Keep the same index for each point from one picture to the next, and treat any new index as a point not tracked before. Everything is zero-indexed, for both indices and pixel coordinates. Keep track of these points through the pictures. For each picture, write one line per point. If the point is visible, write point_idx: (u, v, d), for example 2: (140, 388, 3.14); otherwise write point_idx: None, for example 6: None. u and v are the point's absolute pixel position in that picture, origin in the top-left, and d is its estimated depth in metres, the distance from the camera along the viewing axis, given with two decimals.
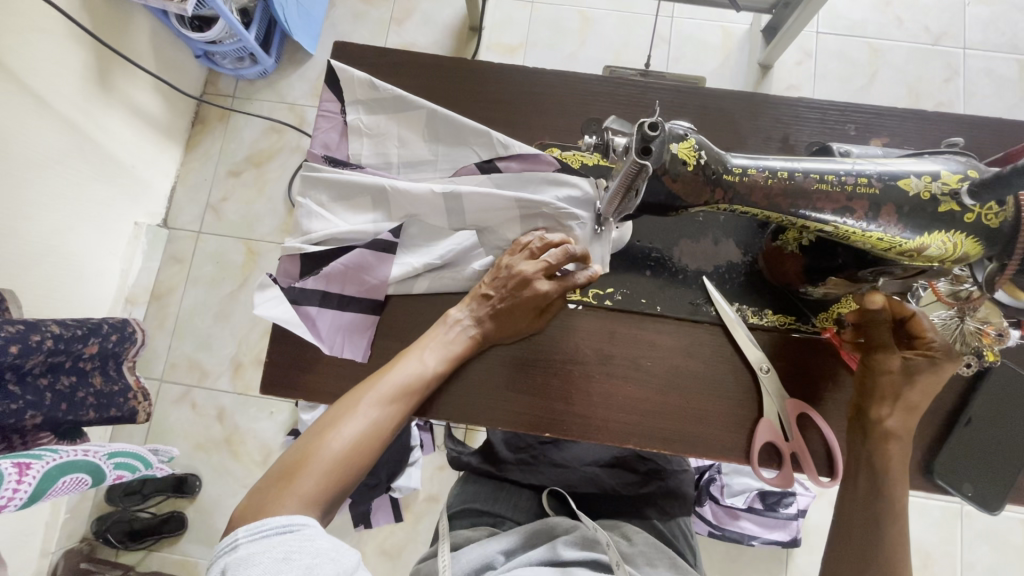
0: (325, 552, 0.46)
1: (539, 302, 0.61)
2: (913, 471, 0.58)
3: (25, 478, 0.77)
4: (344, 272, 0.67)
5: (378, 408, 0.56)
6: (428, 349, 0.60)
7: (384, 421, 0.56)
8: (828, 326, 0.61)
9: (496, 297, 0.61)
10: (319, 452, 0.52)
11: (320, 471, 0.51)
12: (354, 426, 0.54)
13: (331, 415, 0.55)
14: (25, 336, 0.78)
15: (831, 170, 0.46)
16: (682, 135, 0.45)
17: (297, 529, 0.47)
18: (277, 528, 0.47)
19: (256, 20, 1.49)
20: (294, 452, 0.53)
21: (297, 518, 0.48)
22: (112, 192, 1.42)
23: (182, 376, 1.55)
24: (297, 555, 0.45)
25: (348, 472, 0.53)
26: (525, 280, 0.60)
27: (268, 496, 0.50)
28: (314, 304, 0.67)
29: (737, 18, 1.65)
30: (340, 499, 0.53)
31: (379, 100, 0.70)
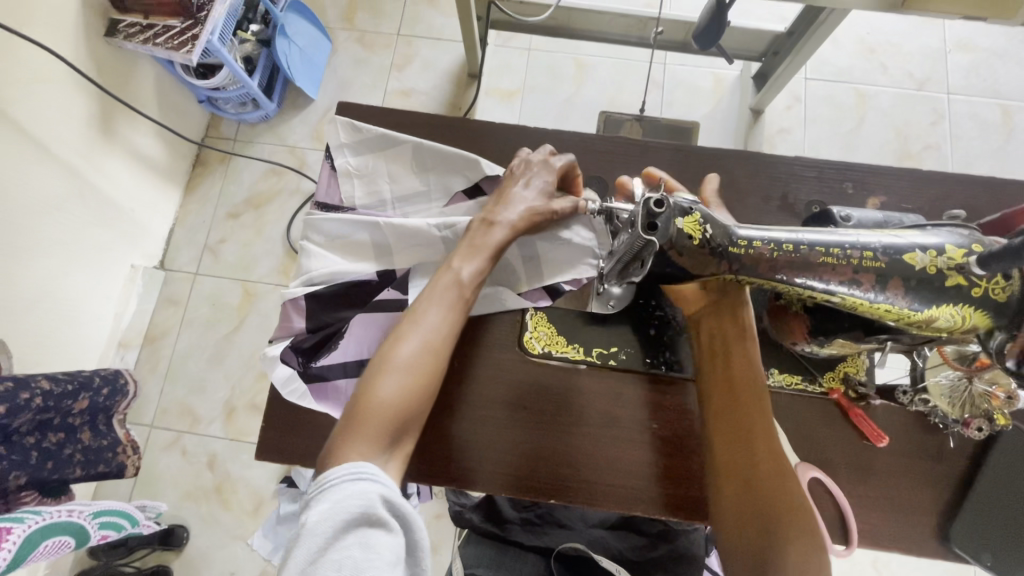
0: (388, 518, 0.46)
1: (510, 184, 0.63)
2: (927, 536, 0.57)
3: (5, 544, 0.74)
4: (360, 334, 0.65)
5: (421, 326, 0.56)
6: (459, 255, 0.59)
7: (433, 336, 0.55)
8: (835, 386, 0.60)
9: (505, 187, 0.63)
10: (385, 380, 0.52)
11: (382, 412, 0.51)
12: (405, 349, 0.54)
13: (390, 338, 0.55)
14: (14, 394, 0.77)
15: (836, 242, 0.43)
16: (687, 208, 0.43)
17: (363, 483, 0.47)
18: (346, 481, 0.47)
19: (259, 68, 1.55)
20: (355, 392, 0.52)
21: (363, 468, 0.47)
22: (109, 236, 1.41)
23: (173, 422, 1.51)
24: (361, 522, 0.44)
25: (409, 404, 0.53)
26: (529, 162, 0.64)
27: (347, 433, 0.50)
28: (342, 376, 0.64)
29: (729, 65, 1.70)
30: (409, 433, 0.53)
31: (365, 141, 0.72)
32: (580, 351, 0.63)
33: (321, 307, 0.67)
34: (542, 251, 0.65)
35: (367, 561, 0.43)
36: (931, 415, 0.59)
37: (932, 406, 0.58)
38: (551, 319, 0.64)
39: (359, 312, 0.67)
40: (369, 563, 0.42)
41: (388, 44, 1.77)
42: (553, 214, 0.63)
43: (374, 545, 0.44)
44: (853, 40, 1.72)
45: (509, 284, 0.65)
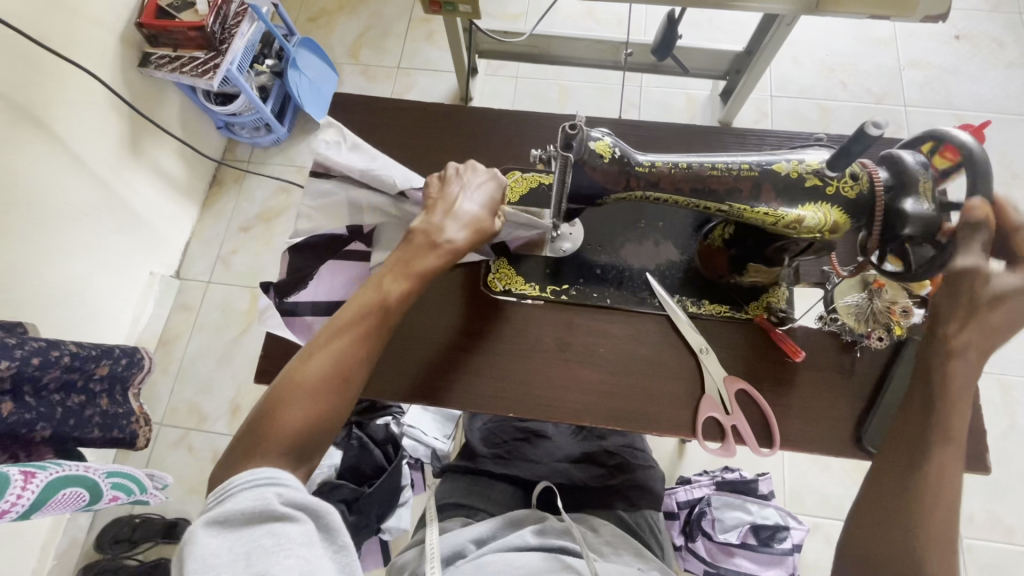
0: (290, 510, 0.48)
1: (451, 202, 0.66)
2: (844, 439, 0.64)
3: (29, 485, 0.82)
4: (330, 277, 0.75)
5: (341, 341, 0.57)
6: (389, 275, 0.61)
7: (346, 356, 0.57)
8: (760, 313, 0.69)
9: (443, 208, 0.65)
10: (292, 395, 0.54)
11: (287, 428, 0.53)
12: (316, 366, 0.56)
13: (305, 354, 0.57)
14: (46, 351, 0.87)
15: (720, 160, 0.54)
16: (599, 136, 0.54)
17: (264, 486, 0.49)
18: (244, 488, 0.49)
19: (272, 95, 1.73)
20: (261, 406, 0.54)
21: (263, 474, 0.50)
22: (131, 244, 1.55)
23: (181, 420, 1.60)
24: (262, 517, 0.47)
25: (319, 419, 0.54)
26: (474, 179, 0.68)
27: (250, 445, 0.52)
28: (310, 313, 0.73)
29: (699, 85, 1.86)
30: (315, 446, 0.55)
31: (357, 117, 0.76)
32: (536, 289, 0.72)
33: (303, 260, 0.75)
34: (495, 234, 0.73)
35: (275, 548, 0.45)
36: (842, 333, 0.67)
37: (842, 324, 0.66)
38: (512, 263, 0.73)
39: (332, 260, 0.75)
40: (279, 545, 0.45)
41: (389, 75, 1.95)
42: (490, 229, 0.66)
43: (280, 532, 0.46)
44: (814, 62, 1.88)
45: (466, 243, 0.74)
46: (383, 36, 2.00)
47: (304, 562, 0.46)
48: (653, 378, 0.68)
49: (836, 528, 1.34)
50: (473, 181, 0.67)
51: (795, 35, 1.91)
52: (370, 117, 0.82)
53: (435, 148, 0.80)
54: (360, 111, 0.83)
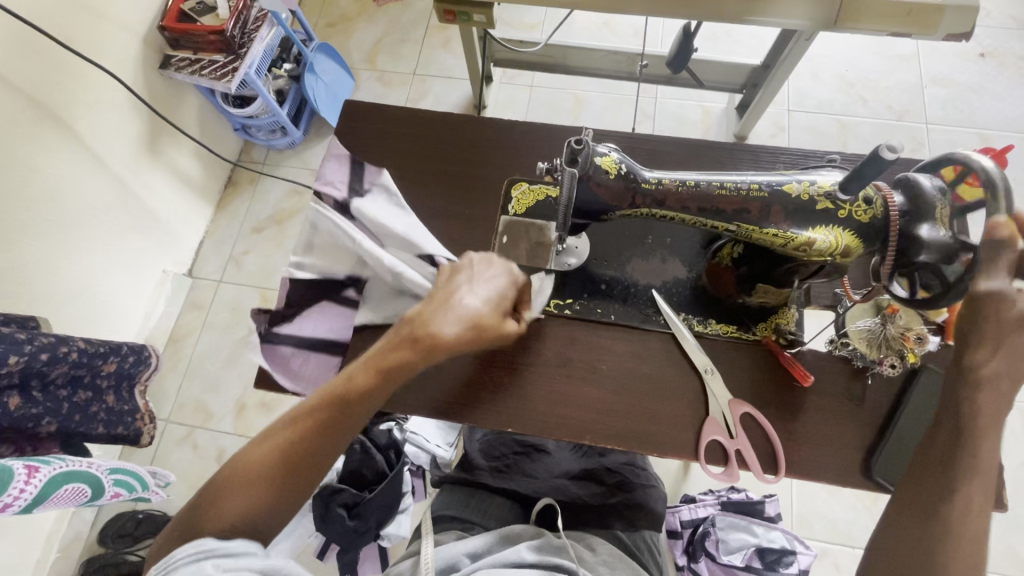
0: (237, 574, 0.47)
1: (450, 288, 0.61)
2: (854, 469, 0.62)
3: (32, 479, 0.83)
4: (318, 315, 0.73)
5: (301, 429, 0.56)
6: (362, 367, 0.58)
7: (297, 447, 0.55)
8: (768, 334, 0.67)
9: (441, 300, 0.60)
10: (237, 475, 0.53)
11: (223, 512, 0.52)
12: (266, 452, 0.54)
13: (265, 435, 0.56)
14: (55, 347, 0.88)
15: (729, 178, 0.53)
16: (605, 152, 0.52)
17: (209, 557, 0.48)
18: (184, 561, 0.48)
19: (289, 99, 1.75)
20: (207, 486, 0.54)
21: (203, 545, 0.49)
22: (145, 242, 1.57)
23: (188, 417, 1.61)
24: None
25: (255, 508, 0.53)
26: (486, 270, 0.63)
27: (191, 519, 0.52)
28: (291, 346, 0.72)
29: (715, 98, 1.84)
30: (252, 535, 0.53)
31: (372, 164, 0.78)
32: (539, 302, 0.71)
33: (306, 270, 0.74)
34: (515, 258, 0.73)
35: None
36: (854, 359, 0.65)
37: (853, 348, 0.64)
38: None
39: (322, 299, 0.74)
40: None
41: (405, 81, 1.97)
42: (491, 323, 0.59)
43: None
44: (834, 77, 1.85)
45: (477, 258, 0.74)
46: (400, 42, 2.02)
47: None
48: (660, 396, 0.66)
49: (844, 555, 1.30)
50: (485, 273, 0.62)
51: (814, 49, 1.89)
52: (379, 126, 0.83)
53: (441, 159, 0.80)
54: (371, 120, 0.83)
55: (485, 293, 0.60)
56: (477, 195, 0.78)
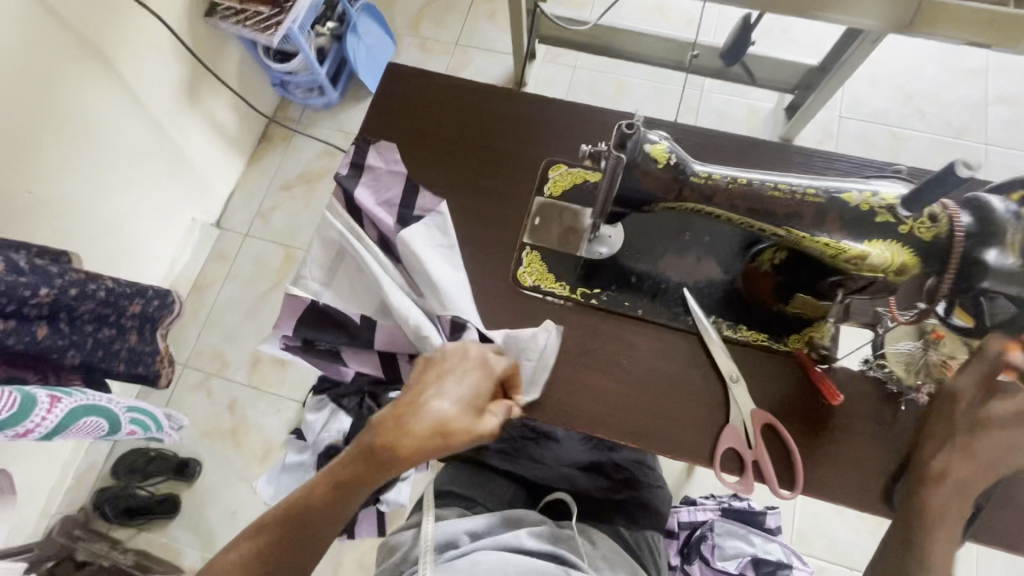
0: None
1: (424, 389, 0.55)
2: (874, 496, 0.60)
3: (53, 409, 0.85)
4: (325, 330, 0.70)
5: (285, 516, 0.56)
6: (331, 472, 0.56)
7: (267, 550, 0.54)
8: (799, 347, 0.65)
9: (408, 401, 0.54)
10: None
11: None
12: (237, 554, 0.54)
13: (240, 538, 0.55)
14: (85, 283, 0.89)
15: (785, 180, 0.50)
16: (655, 139, 0.50)
17: None
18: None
19: (329, 58, 1.73)
20: None
21: None
22: (177, 188, 1.59)
23: (204, 364, 1.64)
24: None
25: None
26: (455, 363, 0.57)
27: None
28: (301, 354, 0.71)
29: (764, 97, 1.77)
30: None
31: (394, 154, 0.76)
32: (567, 289, 0.70)
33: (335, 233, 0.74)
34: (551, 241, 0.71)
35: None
36: (888, 382, 0.63)
37: (888, 371, 0.63)
38: (545, 258, 0.71)
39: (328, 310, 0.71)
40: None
41: (446, 51, 1.94)
42: (467, 429, 0.53)
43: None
44: (892, 86, 1.77)
45: (508, 238, 0.73)
46: (445, 10, 1.98)
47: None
48: (679, 398, 0.65)
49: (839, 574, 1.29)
50: (456, 368, 0.56)
51: (876, 54, 1.80)
52: (420, 92, 0.81)
53: (480, 131, 0.78)
54: (412, 84, 0.81)
55: (458, 398, 0.54)
56: (513, 172, 0.76)
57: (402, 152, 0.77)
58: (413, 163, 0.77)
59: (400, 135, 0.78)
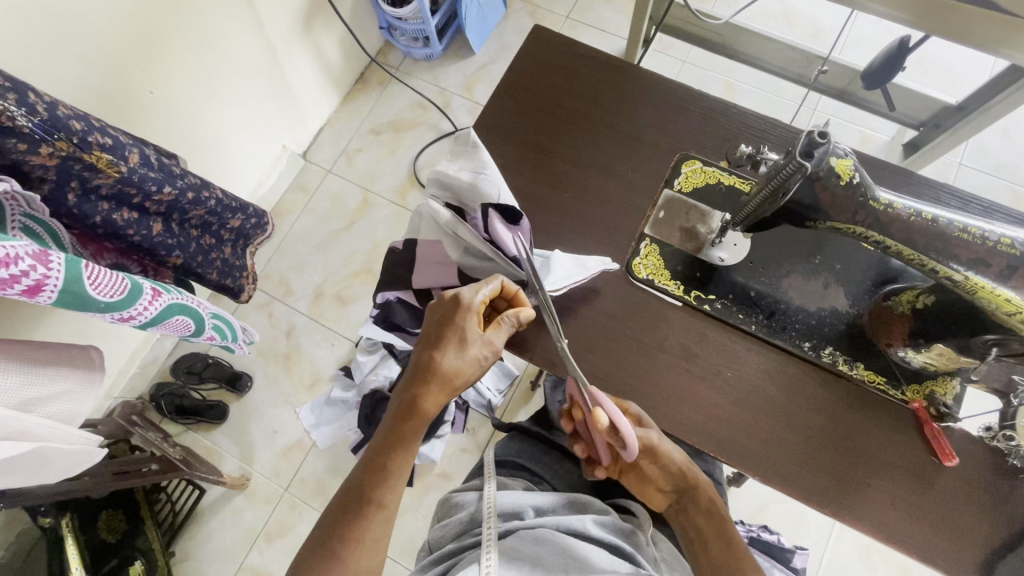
0: None
1: (445, 325, 0.62)
2: (970, 567, 0.57)
3: (154, 302, 0.89)
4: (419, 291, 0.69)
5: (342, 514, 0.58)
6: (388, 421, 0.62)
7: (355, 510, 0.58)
8: (918, 398, 0.62)
9: (433, 339, 0.62)
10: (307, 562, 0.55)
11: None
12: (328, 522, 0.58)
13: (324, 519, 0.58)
14: (200, 189, 0.92)
15: (975, 224, 0.48)
16: (843, 154, 0.48)
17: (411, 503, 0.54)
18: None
19: (441, 11, 1.72)
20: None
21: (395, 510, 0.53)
22: (276, 113, 1.62)
23: (270, 287, 1.70)
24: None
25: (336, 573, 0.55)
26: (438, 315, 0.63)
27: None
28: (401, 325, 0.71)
29: (881, 128, 1.66)
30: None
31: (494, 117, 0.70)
32: (679, 289, 0.68)
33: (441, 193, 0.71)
34: (672, 237, 0.69)
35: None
36: (1010, 455, 0.59)
37: (1015, 444, 0.58)
38: (663, 253, 0.69)
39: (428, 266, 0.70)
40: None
41: (555, 22, 1.89)
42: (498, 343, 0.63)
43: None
44: None
45: (628, 226, 0.71)
46: None
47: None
48: (781, 423, 0.63)
49: None
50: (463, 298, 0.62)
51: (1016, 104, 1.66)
52: (560, 61, 0.79)
53: (614, 111, 0.76)
54: (553, 51, 0.79)
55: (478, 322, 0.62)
56: (643, 160, 0.74)
57: (533, 119, 0.76)
58: (541, 132, 0.75)
59: (534, 102, 0.77)
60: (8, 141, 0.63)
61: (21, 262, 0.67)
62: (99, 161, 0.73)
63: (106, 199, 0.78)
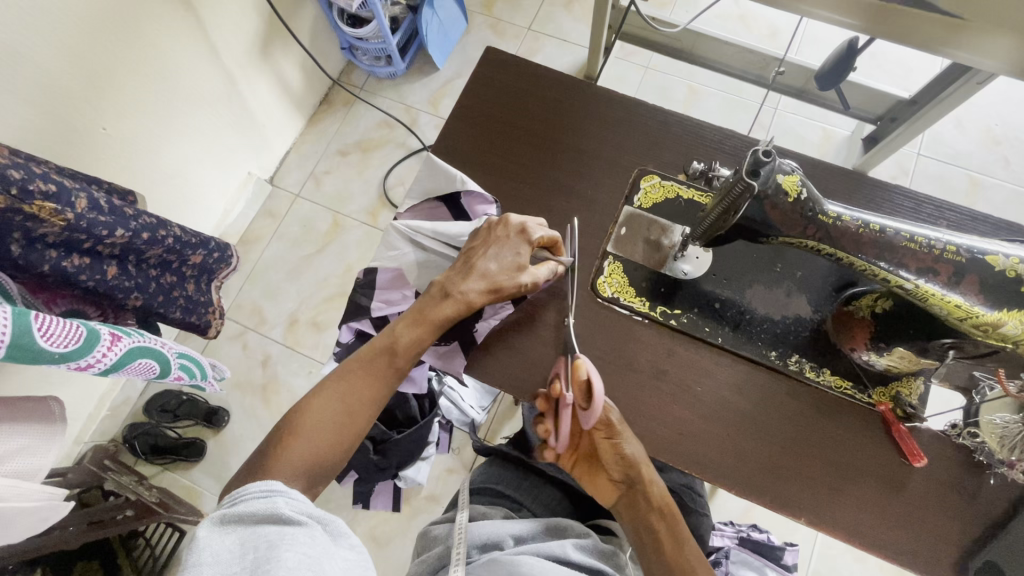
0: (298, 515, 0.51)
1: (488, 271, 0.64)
2: (946, 566, 0.57)
3: (113, 348, 0.86)
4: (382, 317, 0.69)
5: (279, 456, 0.57)
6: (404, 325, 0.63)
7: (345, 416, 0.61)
8: (884, 401, 0.62)
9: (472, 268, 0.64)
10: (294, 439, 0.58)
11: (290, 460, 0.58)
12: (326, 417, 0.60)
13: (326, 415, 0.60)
14: (156, 228, 0.90)
15: (922, 232, 0.49)
16: (789, 170, 0.49)
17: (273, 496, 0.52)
18: (254, 494, 0.52)
19: (401, 29, 1.71)
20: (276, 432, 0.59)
21: (271, 486, 0.53)
22: (238, 141, 1.59)
23: (243, 317, 1.67)
24: (268, 520, 0.50)
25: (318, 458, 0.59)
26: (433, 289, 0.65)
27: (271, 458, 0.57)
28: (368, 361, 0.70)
29: (841, 123, 1.70)
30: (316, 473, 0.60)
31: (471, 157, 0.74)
32: (645, 305, 0.68)
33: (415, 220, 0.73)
34: (635, 253, 0.69)
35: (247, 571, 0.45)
36: (976, 452, 0.60)
37: (979, 441, 0.59)
38: (626, 270, 0.69)
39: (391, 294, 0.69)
40: (281, 540, 0.48)
41: (518, 35, 1.90)
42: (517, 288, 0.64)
43: (280, 538, 0.48)
44: (978, 128, 1.68)
45: (593, 245, 0.71)
46: None
47: (304, 558, 0.47)
48: (754, 433, 0.62)
49: None
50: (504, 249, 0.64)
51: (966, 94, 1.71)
52: (514, 82, 0.78)
53: (570, 130, 0.76)
54: (507, 72, 0.79)
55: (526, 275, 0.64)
56: (602, 178, 0.74)
57: (490, 142, 0.76)
58: (499, 155, 0.75)
59: (490, 125, 0.77)
60: None
61: None
62: (42, 211, 0.71)
63: (55, 246, 0.76)
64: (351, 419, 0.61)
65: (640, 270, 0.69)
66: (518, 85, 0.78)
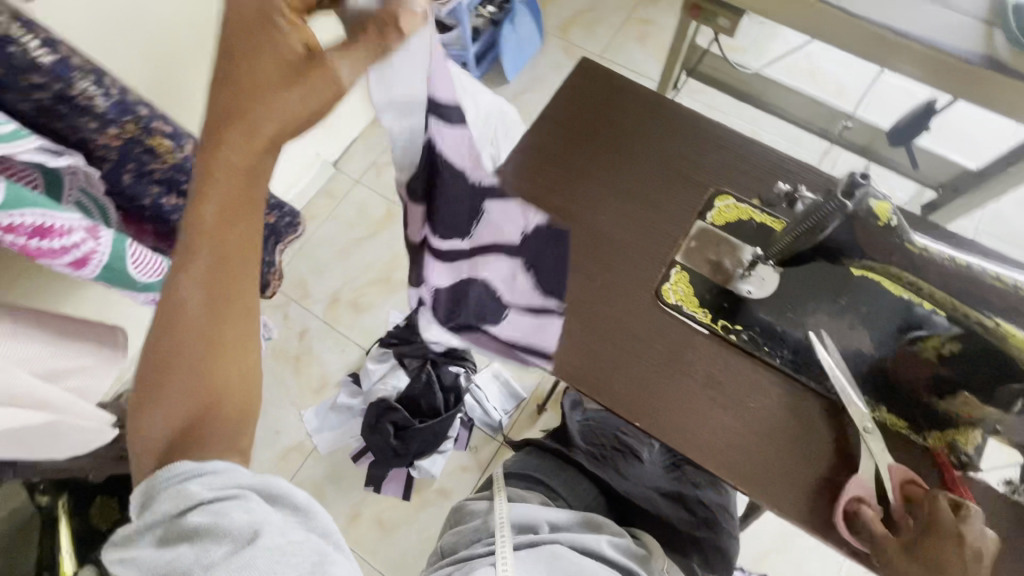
0: (221, 493, 0.41)
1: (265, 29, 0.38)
2: None
3: None
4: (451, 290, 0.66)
5: (195, 430, 0.43)
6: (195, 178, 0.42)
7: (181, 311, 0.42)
8: (940, 447, 0.62)
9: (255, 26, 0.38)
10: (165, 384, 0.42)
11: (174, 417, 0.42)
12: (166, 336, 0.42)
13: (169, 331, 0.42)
14: None
15: (1006, 273, 0.53)
16: (882, 198, 0.54)
17: (182, 485, 0.41)
18: (159, 487, 0.41)
19: (482, 39, 1.78)
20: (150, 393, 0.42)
21: (181, 468, 0.41)
22: (314, 122, 1.67)
23: (287, 289, 1.72)
24: (182, 514, 0.40)
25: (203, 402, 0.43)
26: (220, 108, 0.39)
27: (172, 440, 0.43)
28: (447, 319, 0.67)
29: (899, 186, 1.70)
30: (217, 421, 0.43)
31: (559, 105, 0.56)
32: (707, 317, 0.69)
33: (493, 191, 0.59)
34: (703, 266, 0.72)
35: (225, 548, 0.39)
36: None
37: None
38: (692, 281, 0.71)
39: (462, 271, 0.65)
40: (212, 532, 0.39)
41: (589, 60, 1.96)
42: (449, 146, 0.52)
43: (205, 536, 0.39)
44: None
45: (663, 254, 0.73)
46: (598, 21, 2.02)
47: (241, 540, 0.39)
48: (807, 459, 0.63)
49: None
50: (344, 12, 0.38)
51: None
52: (605, 92, 0.82)
53: (652, 143, 0.79)
54: (598, 82, 0.83)
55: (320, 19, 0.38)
56: (678, 191, 0.76)
57: (573, 143, 0.79)
58: (581, 156, 0.79)
59: (576, 128, 0.80)
60: (82, 119, 0.65)
61: (73, 235, 0.69)
62: (159, 146, 0.75)
63: (158, 183, 0.80)
64: (215, 354, 0.43)
65: (706, 284, 0.71)
66: (607, 96, 0.82)
